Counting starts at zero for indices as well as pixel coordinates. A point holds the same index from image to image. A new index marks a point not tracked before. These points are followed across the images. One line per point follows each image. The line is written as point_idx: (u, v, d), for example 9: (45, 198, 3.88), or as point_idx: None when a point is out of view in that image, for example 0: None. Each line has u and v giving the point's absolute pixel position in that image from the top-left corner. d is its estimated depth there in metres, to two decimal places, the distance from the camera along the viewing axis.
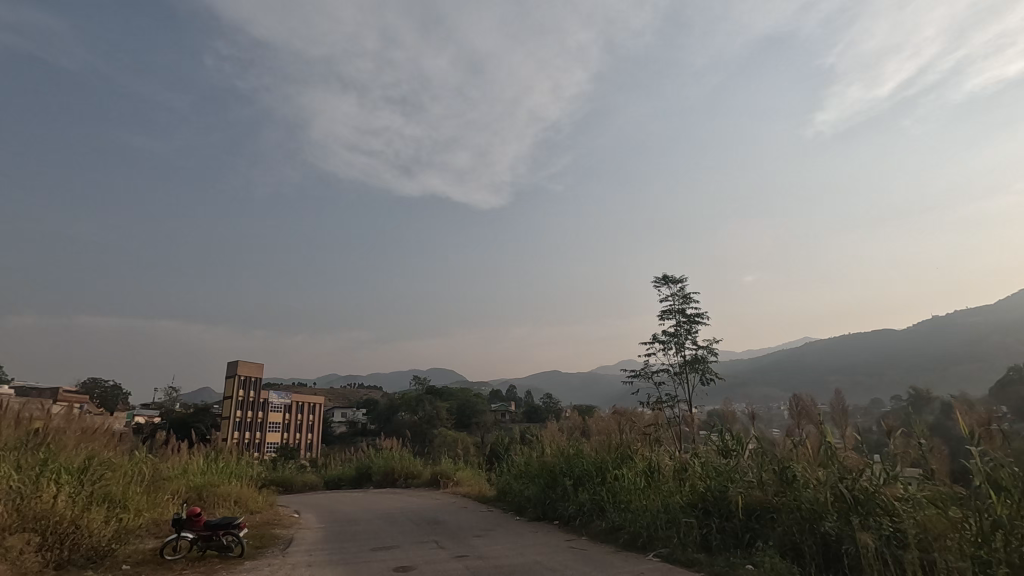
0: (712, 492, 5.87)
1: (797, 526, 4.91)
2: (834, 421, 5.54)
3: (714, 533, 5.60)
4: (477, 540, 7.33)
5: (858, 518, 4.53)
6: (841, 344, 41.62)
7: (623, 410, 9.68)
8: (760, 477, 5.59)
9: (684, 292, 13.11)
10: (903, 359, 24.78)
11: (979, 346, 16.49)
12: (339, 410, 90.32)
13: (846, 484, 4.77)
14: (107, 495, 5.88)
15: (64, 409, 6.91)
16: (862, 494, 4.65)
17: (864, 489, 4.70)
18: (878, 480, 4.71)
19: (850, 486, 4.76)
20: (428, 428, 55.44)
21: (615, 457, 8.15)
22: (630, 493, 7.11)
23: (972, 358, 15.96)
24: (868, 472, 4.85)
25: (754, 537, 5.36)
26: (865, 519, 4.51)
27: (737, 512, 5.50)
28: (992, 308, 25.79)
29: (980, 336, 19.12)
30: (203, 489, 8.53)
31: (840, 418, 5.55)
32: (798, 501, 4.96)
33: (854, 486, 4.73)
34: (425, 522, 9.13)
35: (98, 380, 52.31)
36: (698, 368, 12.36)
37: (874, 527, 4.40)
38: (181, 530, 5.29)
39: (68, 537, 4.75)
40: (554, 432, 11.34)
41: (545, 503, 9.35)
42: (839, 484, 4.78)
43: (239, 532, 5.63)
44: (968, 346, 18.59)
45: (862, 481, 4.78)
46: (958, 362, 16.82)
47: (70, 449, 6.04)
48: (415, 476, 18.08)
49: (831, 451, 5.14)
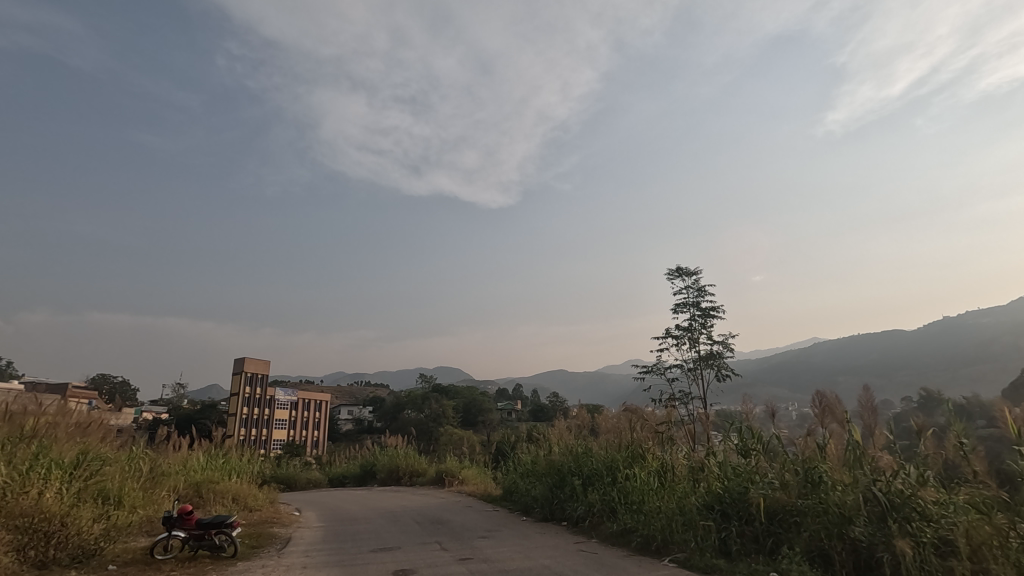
0: (731, 493, 5.55)
1: (824, 531, 4.58)
2: (863, 420, 5.24)
3: (733, 537, 5.28)
4: (482, 542, 7.09)
5: (895, 523, 4.25)
6: (850, 345, 41.05)
7: (634, 407, 9.28)
8: (783, 479, 5.28)
9: (698, 285, 12.80)
10: (911, 360, 24.42)
11: (991, 347, 16.15)
12: (345, 407, 90.76)
13: (879, 486, 4.50)
14: (99, 492, 5.71)
15: (59, 402, 6.72)
16: (897, 497, 4.37)
17: (899, 492, 4.41)
18: (912, 482, 4.45)
19: (884, 489, 4.48)
20: (434, 427, 55.44)
21: (625, 456, 7.90)
22: (642, 494, 6.84)
23: (984, 359, 15.65)
24: (903, 474, 4.56)
25: (777, 543, 5.04)
26: (903, 525, 4.23)
27: (758, 514, 5.19)
28: (1002, 309, 25.49)
29: (991, 337, 18.79)
30: (201, 486, 8.35)
31: (869, 417, 5.25)
32: (825, 504, 4.66)
33: (889, 489, 4.45)
34: (428, 521, 8.95)
35: (109, 376, 52.79)
36: (713, 365, 12.23)
37: (912, 534, 4.13)
38: (171, 528, 5.10)
39: (53, 536, 4.54)
40: (562, 430, 11.08)
41: (552, 503, 9.11)
42: (873, 487, 4.50)
43: (232, 531, 5.40)
44: (979, 346, 18.34)
45: (896, 483, 4.50)
46: (970, 362, 16.57)
47: (62, 444, 5.87)
48: (421, 474, 17.93)
49: (859, 453, 4.85)
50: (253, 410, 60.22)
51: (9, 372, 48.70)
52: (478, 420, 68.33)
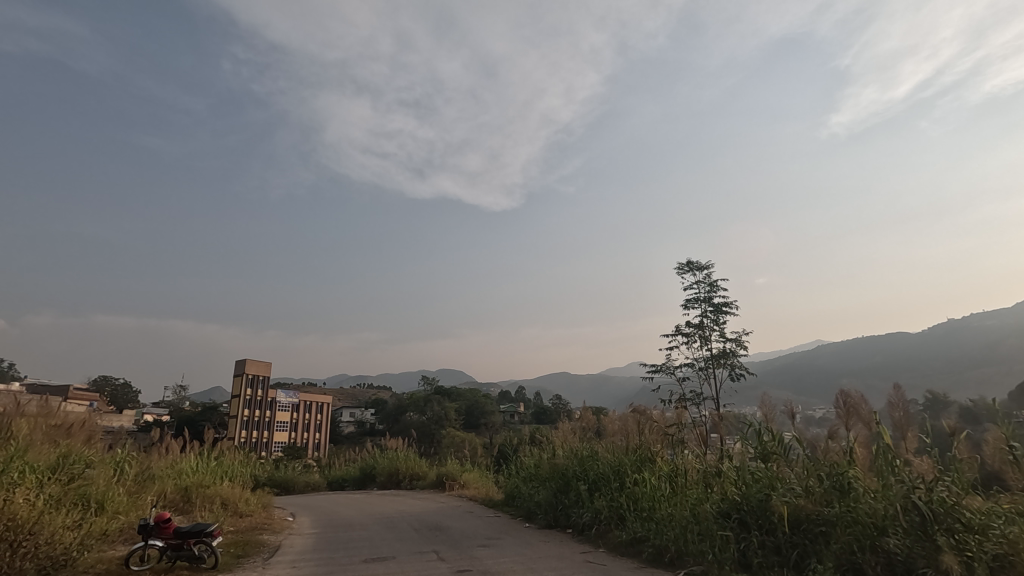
0: (750, 500, 5.19)
1: (857, 543, 4.25)
2: (894, 420, 4.90)
3: (754, 549, 4.92)
4: (482, 551, 6.77)
5: (939, 536, 3.96)
6: (854, 348, 40.58)
7: (640, 407, 8.97)
8: (806, 485, 4.94)
9: (710, 280, 12.48)
10: (916, 363, 24.03)
11: (996, 349, 15.82)
12: (348, 410, 90.63)
13: (919, 495, 4.18)
14: (77, 496, 5.40)
15: (41, 402, 6.42)
16: (940, 507, 4.08)
17: (941, 501, 4.11)
18: (954, 491, 4.16)
19: (924, 498, 4.17)
20: (435, 430, 55.10)
21: (634, 460, 7.62)
22: (653, 500, 6.53)
23: (990, 361, 15.32)
24: (943, 482, 4.26)
25: (802, 555, 4.66)
26: (947, 538, 3.95)
27: (780, 524, 4.83)
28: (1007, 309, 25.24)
29: (999, 338, 18.47)
30: (189, 491, 8.03)
31: (902, 415, 4.93)
32: (855, 514, 4.35)
33: (930, 499, 4.14)
34: (426, 528, 8.63)
35: (110, 379, 52.81)
36: (724, 364, 11.92)
37: (959, 548, 3.85)
38: (148, 537, 4.82)
39: (19, 545, 4.18)
40: (566, 433, 10.72)
41: (556, 509, 8.79)
42: (912, 496, 4.19)
43: (212, 541, 5.08)
44: (987, 347, 18.01)
45: (937, 491, 4.20)
46: (978, 363, 16.28)
47: (39, 446, 5.58)
48: (420, 477, 17.60)
49: (892, 459, 4.54)
50: (255, 412, 60.11)
51: (9, 373, 48.53)
52: (479, 423, 67.87)
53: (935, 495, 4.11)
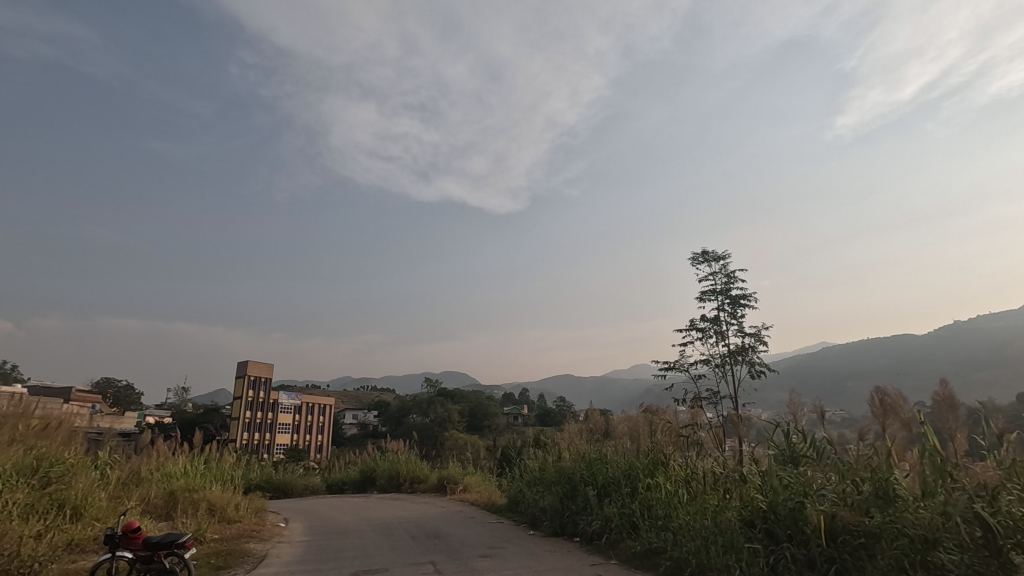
0: (780, 509, 4.77)
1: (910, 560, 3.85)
2: (943, 420, 4.58)
3: (786, 564, 4.47)
4: (482, 563, 6.36)
5: (1010, 555, 3.56)
6: (860, 349, 39.96)
7: (653, 407, 8.53)
8: (843, 493, 4.53)
9: (727, 271, 12.09)
10: (923, 365, 23.50)
11: (1005, 351, 15.45)
12: (350, 412, 90.22)
13: (983, 506, 3.78)
14: (50, 502, 5.06)
15: (16, 400, 6.08)
16: (1007, 521, 3.68)
17: (1008, 515, 3.72)
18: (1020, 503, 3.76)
19: (989, 510, 3.77)
20: (437, 432, 54.68)
21: (646, 463, 7.25)
22: (669, 508, 6.15)
23: (1002, 363, 14.87)
24: (1005, 492, 3.86)
25: (840, 571, 4.23)
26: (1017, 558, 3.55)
27: (815, 536, 4.40)
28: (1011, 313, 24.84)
29: (1005, 340, 18.15)
30: (175, 495, 7.67)
31: (951, 415, 4.61)
32: (906, 527, 3.96)
33: (996, 511, 3.74)
34: (425, 536, 8.25)
35: (113, 380, 53.11)
36: (743, 360, 11.44)
37: None
38: (114, 550, 4.48)
39: None
40: (572, 435, 10.30)
41: (563, 515, 8.38)
42: (975, 507, 3.79)
43: (184, 553, 4.72)
44: (993, 350, 17.68)
45: (1002, 502, 3.80)
46: (986, 366, 15.98)
47: (10, 447, 5.25)
48: (421, 481, 17.20)
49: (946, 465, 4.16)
50: (257, 413, 59.97)
51: (8, 375, 48.15)
52: (482, 425, 67.32)
53: (1001, 506, 3.72)
